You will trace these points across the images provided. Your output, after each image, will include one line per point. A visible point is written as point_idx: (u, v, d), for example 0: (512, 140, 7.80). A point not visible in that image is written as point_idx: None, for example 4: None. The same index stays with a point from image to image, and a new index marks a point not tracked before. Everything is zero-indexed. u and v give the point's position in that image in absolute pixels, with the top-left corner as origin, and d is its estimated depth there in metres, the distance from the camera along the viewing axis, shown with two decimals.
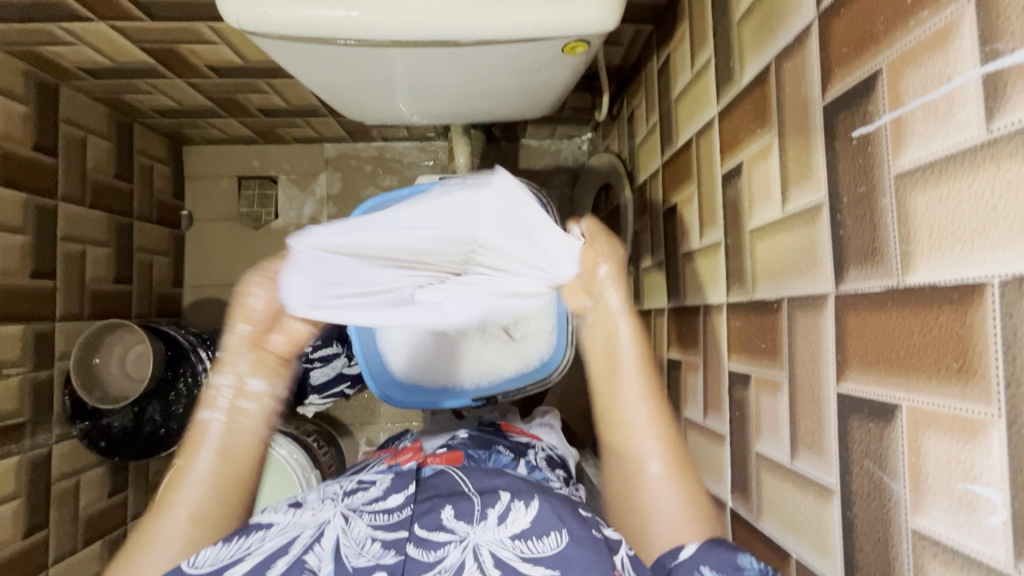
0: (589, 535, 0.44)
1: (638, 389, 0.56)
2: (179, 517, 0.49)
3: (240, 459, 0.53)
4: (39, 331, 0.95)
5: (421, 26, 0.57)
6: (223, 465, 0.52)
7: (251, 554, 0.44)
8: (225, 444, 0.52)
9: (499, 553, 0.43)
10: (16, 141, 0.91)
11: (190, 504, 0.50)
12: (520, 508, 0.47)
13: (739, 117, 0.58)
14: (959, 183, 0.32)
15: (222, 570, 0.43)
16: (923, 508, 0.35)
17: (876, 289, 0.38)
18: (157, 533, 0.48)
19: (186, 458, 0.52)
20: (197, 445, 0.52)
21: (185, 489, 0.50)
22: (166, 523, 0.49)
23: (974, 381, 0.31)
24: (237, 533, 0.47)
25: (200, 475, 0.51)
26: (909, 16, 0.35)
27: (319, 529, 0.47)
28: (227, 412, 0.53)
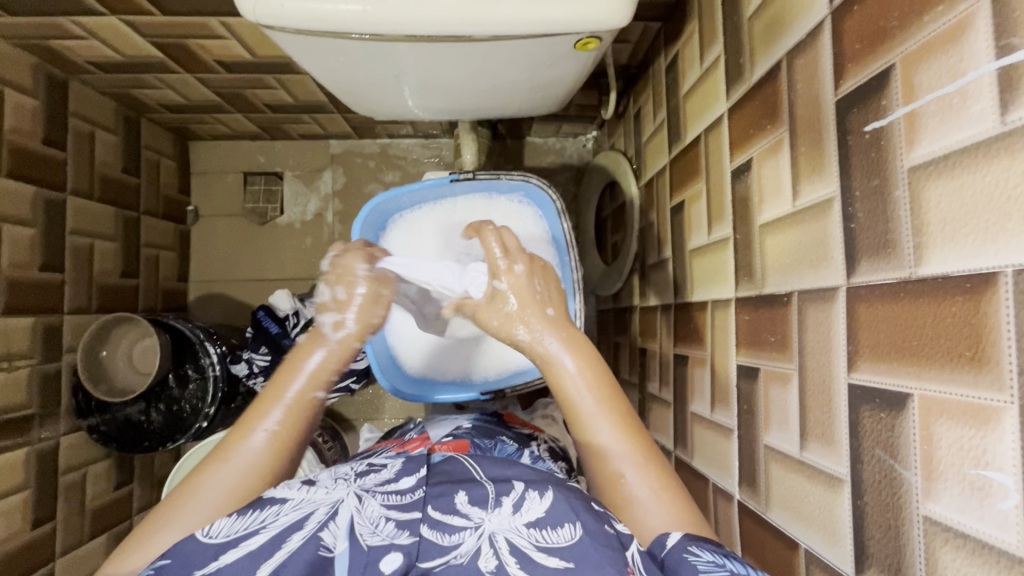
0: (602, 530, 0.44)
1: (608, 430, 0.53)
2: (238, 469, 0.51)
3: (307, 433, 0.55)
4: (48, 324, 0.96)
5: (435, 21, 0.57)
6: (292, 433, 0.53)
7: (266, 527, 0.45)
8: (297, 417, 0.54)
9: (515, 540, 0.44)
10: (26, 134, 0.91)
11: (245, 465, 0.51)
12: (535, 498, 0.48)
13: (749, 113, 0.59)
14: (974, 173, 0.33)
15: (236, 542, 0.44)
16: (934, 495, 0.35)
17: (889, 281, 0.39)
18: (214, 479, 0.50)
19: (260, 419, 0.53)
20: (274, 408, 0.53)
21: (249, 446, 0.52)
22: (224, 473, 0.51)
23: (986, 369, 0.32)
24: (251, 506, 0.47)
25: (268, 439, 0.52)
26: (924, 11, 0.36)
27: (333, 507, 0.47)
28: (307, 394, 0.55)
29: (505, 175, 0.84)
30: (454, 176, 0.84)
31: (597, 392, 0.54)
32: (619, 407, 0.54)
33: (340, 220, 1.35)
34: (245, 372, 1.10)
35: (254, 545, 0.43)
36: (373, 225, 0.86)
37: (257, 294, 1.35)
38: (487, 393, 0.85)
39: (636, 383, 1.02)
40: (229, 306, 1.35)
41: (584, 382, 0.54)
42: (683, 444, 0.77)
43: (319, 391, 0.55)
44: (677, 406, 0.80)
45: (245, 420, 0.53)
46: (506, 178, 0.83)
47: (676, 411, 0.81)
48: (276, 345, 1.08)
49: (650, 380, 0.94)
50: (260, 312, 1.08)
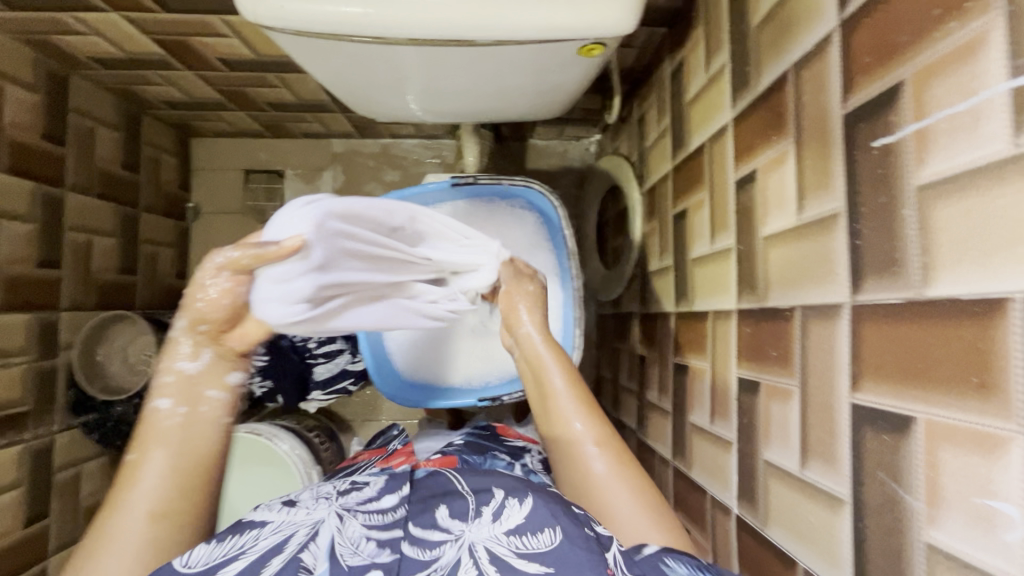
0: (581, 533, 0.42)
1: (570, 403, 0.60)
2: (131, 514, 0.47)
3: (191, 446, 0.51)
4: (44, 320, 0.95)
5: (438, 24, 0.57)
6: (176, 448, 0.50)
7: (244, 553, 0.43)
8: (175, 429, 0.51)
9: (494, 549, 0.43)
10: (26, 129, 0.91)
11: (148, 500, 0.48)
12: (515, 505, 0.47)
13: (754, 123, 0.58)
14: (985, 196, 0.32)
15: (213, 570, 0.42)
16: (938, 522, 0.35)
17: (894, 301, 0.38)
18: (110, 533, 0.47)
19: (136, 454, 0.50)
20: (144, 435, 0.51)
21: (135, 485, 0.49)
22: (125, 516, 0.47)
23: (994, 398, 0.31)
24: (228, 532, 0.46)
25: (151, 468, 0.49)
26: (937, 27, 0.35)
27: (314, 528, 0.47)
28: (185, 402, 0.52)
29: (506, 180, 0.84)
30: (454, 180, 0.84)
31: (568, 375, 0.62)
32: (581, 388, 0.61)
33: None
34: None
35: (232, 571, 0.41)
36: None
37: None
38: (484, 400, 0.85)
39: (635, 390, 1.01)
40: None
41: (558, 365, 0.63)
42: (681, 454, 0.76)
43: (165, 399, 0.51)
44: (676, 415, 0.80)
45: (128, 461, 0.50)
46: (507, 182, 0.84)
47: (674, 421, 0.80)
48: (275, 345, 1.04)
49: (649, 388, 0.93)
50: None
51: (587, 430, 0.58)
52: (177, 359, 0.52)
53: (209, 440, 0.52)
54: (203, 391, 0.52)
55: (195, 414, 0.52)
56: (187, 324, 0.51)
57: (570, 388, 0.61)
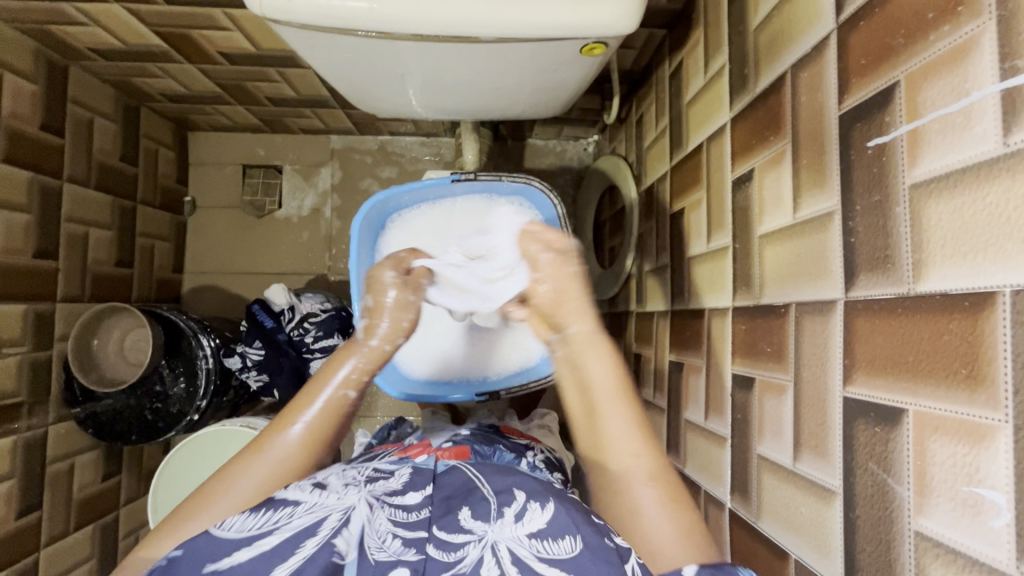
0: (602, 543, 0.44)
1: (621, 422, 0.55)
2: (271, 464, 0.53)
3: (342, 428, 0.58)
4: (39, 311, 0.95)
5: (442, 20, 0.57)
6: (330, 424, 0.57)
7: (279, 528, 0.45)
8: (336, 412, 0.57)
9: (516, 550, 0.44)
10: (24, 119, 0.90)
11: (284, 455, 0.54)
12: (537, 509, 0.48)
13: (751, 123, 0.59)
14: (974, 194, 0.33)
15: (253, 540, 0.44)
16: (926, 510, 0.36)
17: (886, 296, 0.39)
18: (246, 474, 0.52)
19: (292, 417, 0.56)
20: (313, 404, 0.57)
21: (285, 440, 0.55)
22: (261, 464, 0.53)
23: (982, 389, 0.32)
24: (264, 504, 0.47)
25: (303, 432, 0.55)
26: (930, 30, 0.36)
27: (346, 513, 0.46)
28: (342, 390, 0.58)
29: (506, 177, 0.84)
30: (455, 176, 0.84)
31: (620, 394, 0.57)
32: (636, 411, 0.56)
33: (338, 216, 1.35)
34: (238, 366, 1.08)
35: (266, 546, 0.43)
36: (372, 224, 0.85)
37: (253, 287, 1.34)
38: (483, 394, 0.85)
39: None
40: (223, 298, 1.34)
41: (611, 386, 0.57)
42: (676, 451, 0.77)
43: (354, 389, 0.59)
44: (671, 412, 0.81)
45: (276, 421, 0.56)
46: (508, 180, 0.84)
47: (669, 418, 0.81)
48: (271, 340, 1.07)
49: (644, 385, 0.94)
50: (255, 307, 1.08)
51: (638, 461, 0.53)
52: (338, 371, 0.59)
53: (339, 432, 0.58)
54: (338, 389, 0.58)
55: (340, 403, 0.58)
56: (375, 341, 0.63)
57: (625, 412, 0.55)
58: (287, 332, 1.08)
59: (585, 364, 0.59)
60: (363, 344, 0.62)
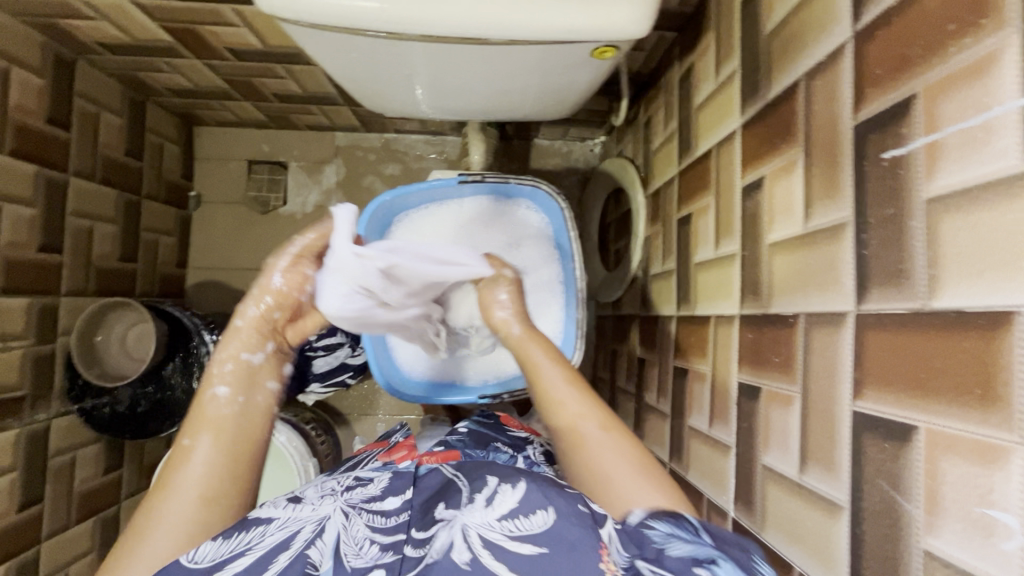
0: (575, 510, 0.44)
1: (589, 420, 0.56)
2: (183, 495, 0.49)
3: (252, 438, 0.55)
4: (43, 305, 0.95)
5: (452, 21, 0.57)
6: (237, 433, 0.54)
7: (252, 548, 0.44)
8: (236, 415, 0.55)
9: (487, 535, 0.43)
10: (31, 112, 0.90)
11: (197, 482, 0.50)
12: (508, 490, 0.47)
13: (763, 131, 0.59)
14: (994, 211, 0.32)
15: (221, 565, 0.43)
16: (936, 530, 0.35)
17: (899, 310, 0.38)
18: (160, 517, 0.48)
19: (191, 438, 0.53)
20: (205, 422, 0.54)
21: (190, 468, 0.51)
22: (176, 496, 0.49)
23: (996, 409, 0.31)
24: (235, 528, 0.46)
25: (206, 452, 0.52)
26: (950, 43, 0.36)
27: (320, 524, 0.47)
28: (237, 388, 0.57)
29: (514, 179, 0.84)
30: (462, 178, 0.84)
31: (556, 362, 0.62)
32: (575, 378, 0.61)
33: None
34: None
35: (239, 567, 0.43)
36: (377, 224, 0.85)
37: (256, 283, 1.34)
38: (486, 397, 0.84)
39: (633, 392, 1.01)
40: (226, 294, 1.34)
41: (562, 379, 0.60)
42: (678, 457, 0.77)
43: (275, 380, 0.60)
44: (674, 418, 0.80)
45: (178, 447, 0.53)
46: (516, 182, 0.83)
47: (673, 423, 0.81)
48: None
49: (648, 390, 0.93)
50: None
51: (585, 415, 0.56)
52: (236, 348, 0.60)
53: (259, 432, 0.56)
54: (260, 381, 0.59)
55: (249, 403, 0.57)
56: (258, 313, 0.62)
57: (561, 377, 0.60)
58: None
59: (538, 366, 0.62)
60: (245, 316, 0.62)
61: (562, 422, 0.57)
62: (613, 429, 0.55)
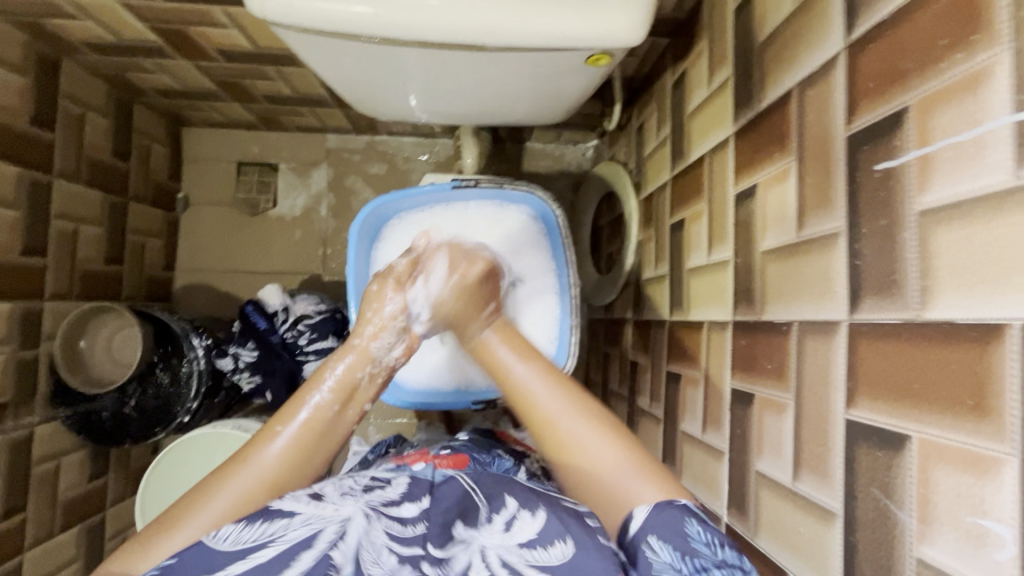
0: (597, 544, 0.45)
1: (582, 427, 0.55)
2: (254, 473, 0.52)
3: (320, 447, 0.56)
4: (27, 309, 0.93)
5: (445, 28, 0.56)
6: (311, 443, 0.55)
7: (275, 540, 0.45)
8: (326, 422, 0.56)
9: (506, 558, 0.45)
10: (14, 113, 0.88)
11: (264, 469, 0.53)
12: (527, 517, 0.48)
13: (755, 140, 0.59)
14: (985, 224, 0.33)
15: (247, 554, 0.44)
16: (929, 538, 0.36)
17: (891, 321, 0.39)
18: (230, 483, 0.52)
19: (281, 424, 0.55)
20: (296, 415, 0.55)
21: (270, 449, 0.53)
22: (246, 471, 0.52)
23: (988, 420, 0.32)
24: (259, 514, 0.47)
25: (287, 444, 0.54)
26: (942, 58, 0.36)
27: (343, 526, 0.46)
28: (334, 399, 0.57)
29: (509, 184, 0.84)
30: (456, 183, 0.84)
31: (546, 379, 0.58)
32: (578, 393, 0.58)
33: (333, 216, 1.34)
34: (230, 367, 1.08)
35: (261, 559, 0.43)
36: (369, 229, 0.85)
37: (245, 286, 1.32)
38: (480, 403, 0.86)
39: (626, 395, 1.02)
40: (216, 297, 1.32)
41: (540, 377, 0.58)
42: (672, 461, 0.77)
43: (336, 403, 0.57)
44: (667, 423, 0.81)
45: (267, 427, 0.55)
46: (510, 187, 0.84)
47: (665, 428, 0.81)
48: (265, 342, 1.07)
49: (641, 394, 0.94)
50: (248, 307, 1.07)
51: (579, 424, 0.55)
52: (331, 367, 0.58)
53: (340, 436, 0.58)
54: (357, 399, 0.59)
55: (343, 414, 0.57)
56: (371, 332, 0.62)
57: (570, 399, 0.56)
58: (280, 334, 1.07)
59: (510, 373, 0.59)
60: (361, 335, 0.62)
61: (557, 438, 0.55)
62: (594, 417, 0.55)
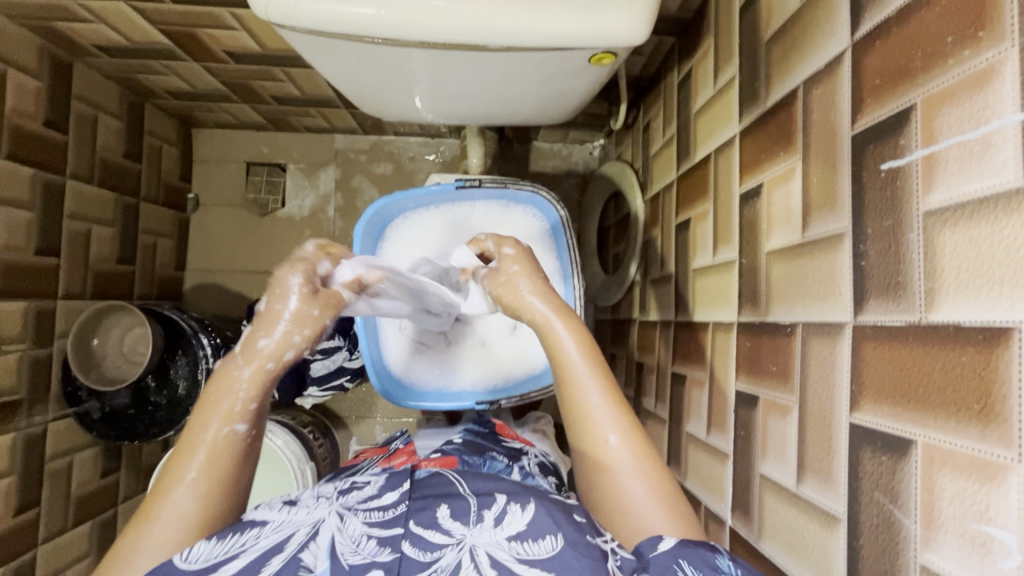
0: (584, 540, 0.44)
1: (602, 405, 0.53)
2: (170, 524, 0.46)
3: (237, 476, 0.49)
4: (40, 308, 0.95)
5: (448, 28, 0.56)
6: (223, 480, 0.48)
7: (245, 551, 0.44)
8: (240, 449, 0.49)
9: (494, 554, 0.44)
10: (28, 115, 0.90)
11: (178, 518, 0.46)
12: (517, 511, 0.47)
13: (760, 139, 0.59)
14: (992, 225, 0.32)
15: (216, 567, 0.43)
16: (933, 545, 0.35)
17: (895, 323, 0.38)
18: (145, 542, 0.45)
19: (181, 467, 0.48)
20: (198, 447, 0.48)
21: (178, 496, 0.47)
22: (158, 526, 0.46)
23: (994, 425, 0.31)
24: (231, 529, 0.46)
25: (197, 482, 0.47)
26: (949, 55, 0.35)
27: (314, 527, 0.47)
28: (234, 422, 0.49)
29: (514, 184, 0.84)
30: (460, 183, 0.84)
31: (587, 352, 0.56)
32: (609, 379, 0.55)
33: (341, 216, 1.34)
34: None
35: (235, 568, 0.43)
36: (375, 229, 0.86)
37: (254, 286, 1.33)
38: (485, 402, 0.84)
39: (632, 396, 1.01)
40: (225, 296, 1.34)
41: (581, 348, 0.56)
42: (676, 464, 0.77)
43: (241, 423, 0.49)
44: (672, 424, 0.80)
45: (165, 472, 0.48)
46: (515, 187, 0.84)
47: (671, 430, 0.81)
48: None
49: (646, 395, 0.93)
50: (257, 308, 1.11)
51: (609, 419, 0.53)
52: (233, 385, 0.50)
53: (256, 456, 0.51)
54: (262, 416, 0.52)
55: (259, 439, 0.51)
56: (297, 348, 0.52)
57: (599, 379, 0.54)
58: None
59: (556, 340, 0.57)
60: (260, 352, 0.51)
61: (584, 425, 0.53)
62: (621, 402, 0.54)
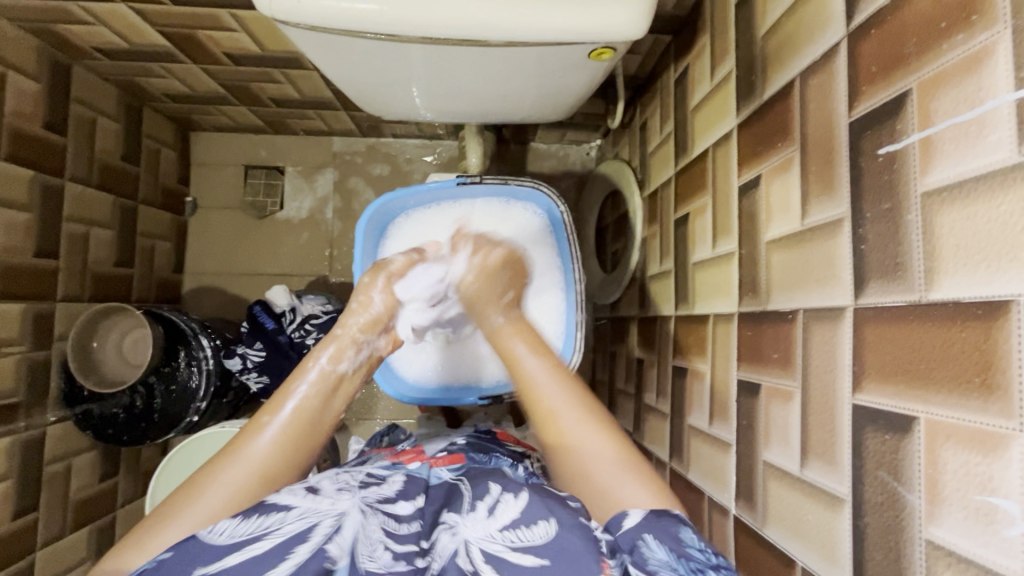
0: (578, 523, 0.44)
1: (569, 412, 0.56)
2: (244, 466, 0.52)
3: (313, 434, 0.58)
4: (39, 311, 0.94)
5: (449, 24, 0.57)
6: (298, 440, 0.56)
7: (270, 533, 0.44)
8: (324, 395, 0.59)
9: (489, 547, 0.44)
10: (27, 117, 0.90)
11: (254, 462, 0.53)
12: (509, 499, 0.48)
13: (758, 131, 0.60)
14: (989, 202, 0.33)
15: (241, 544, 0.43)
16: (938, 519, 0.36)
17: (897, 304, 0.39)
18: (218, 479, 0.51)
19: (269, 415, 0.56)
20: (282, 405, 0.57)
21: (267, 433, 0.55)
22: (234, 466, 0.52)
23: (995, 397, 0.32)
24: (257, 509, 0.46)
25: (276, 435, 0.55)
26: (943, 40, 0.36)
27: (338, 520, 0.45)
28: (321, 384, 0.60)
29: (514, 181, 0.84)
30: (461, 179, 0.85)
31: (548, 368, 0.61)
32: (575, 390, 0.59)
33: (339, 218, 1.35)
34: (238, 367, 1.08)
35: (258, 549, 0.42)
36: (375, 227, 0.86)
37: (253, 288, 1.33)
38: (486, 398, 0.84)
39: (633, 392, 1.02)
40: (224, 299, 1.34)
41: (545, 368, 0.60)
42: (679, 456, 0.77)
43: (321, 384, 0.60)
44: (674, 417, 0.80)
45: (252, 422, 0.56)
46: (515, 184, 0.84)
47: (673, 423, 0.81)
48: (272, 342, 1.07)
49: (647, 390, 0.93)
50: (256, 308, 1.08)
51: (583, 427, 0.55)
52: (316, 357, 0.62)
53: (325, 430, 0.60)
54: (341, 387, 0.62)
55: (331, 400, 0.60)
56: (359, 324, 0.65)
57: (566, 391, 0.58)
58: (288, 334, 1.07)
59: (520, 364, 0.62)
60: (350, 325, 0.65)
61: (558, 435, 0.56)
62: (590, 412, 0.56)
